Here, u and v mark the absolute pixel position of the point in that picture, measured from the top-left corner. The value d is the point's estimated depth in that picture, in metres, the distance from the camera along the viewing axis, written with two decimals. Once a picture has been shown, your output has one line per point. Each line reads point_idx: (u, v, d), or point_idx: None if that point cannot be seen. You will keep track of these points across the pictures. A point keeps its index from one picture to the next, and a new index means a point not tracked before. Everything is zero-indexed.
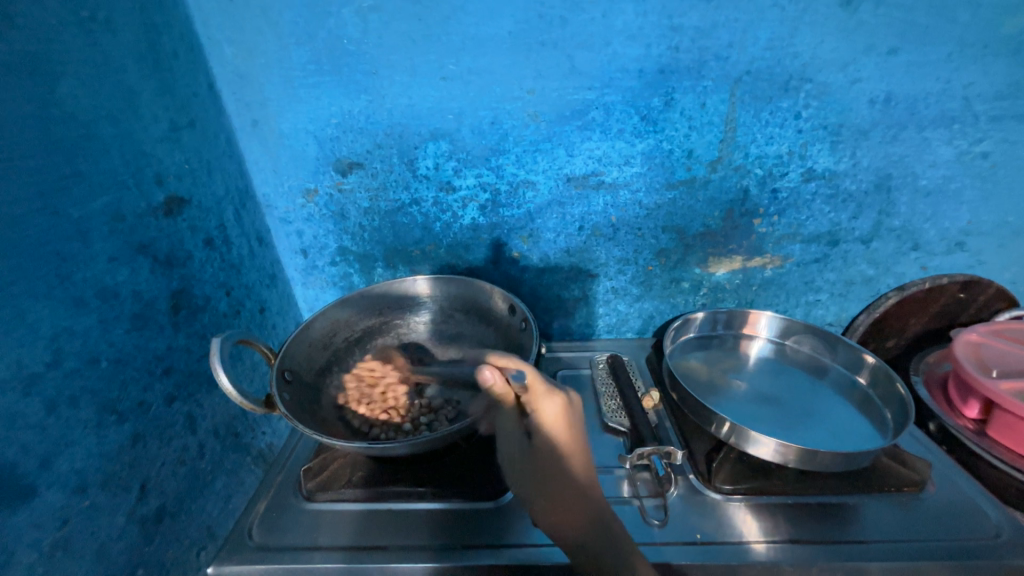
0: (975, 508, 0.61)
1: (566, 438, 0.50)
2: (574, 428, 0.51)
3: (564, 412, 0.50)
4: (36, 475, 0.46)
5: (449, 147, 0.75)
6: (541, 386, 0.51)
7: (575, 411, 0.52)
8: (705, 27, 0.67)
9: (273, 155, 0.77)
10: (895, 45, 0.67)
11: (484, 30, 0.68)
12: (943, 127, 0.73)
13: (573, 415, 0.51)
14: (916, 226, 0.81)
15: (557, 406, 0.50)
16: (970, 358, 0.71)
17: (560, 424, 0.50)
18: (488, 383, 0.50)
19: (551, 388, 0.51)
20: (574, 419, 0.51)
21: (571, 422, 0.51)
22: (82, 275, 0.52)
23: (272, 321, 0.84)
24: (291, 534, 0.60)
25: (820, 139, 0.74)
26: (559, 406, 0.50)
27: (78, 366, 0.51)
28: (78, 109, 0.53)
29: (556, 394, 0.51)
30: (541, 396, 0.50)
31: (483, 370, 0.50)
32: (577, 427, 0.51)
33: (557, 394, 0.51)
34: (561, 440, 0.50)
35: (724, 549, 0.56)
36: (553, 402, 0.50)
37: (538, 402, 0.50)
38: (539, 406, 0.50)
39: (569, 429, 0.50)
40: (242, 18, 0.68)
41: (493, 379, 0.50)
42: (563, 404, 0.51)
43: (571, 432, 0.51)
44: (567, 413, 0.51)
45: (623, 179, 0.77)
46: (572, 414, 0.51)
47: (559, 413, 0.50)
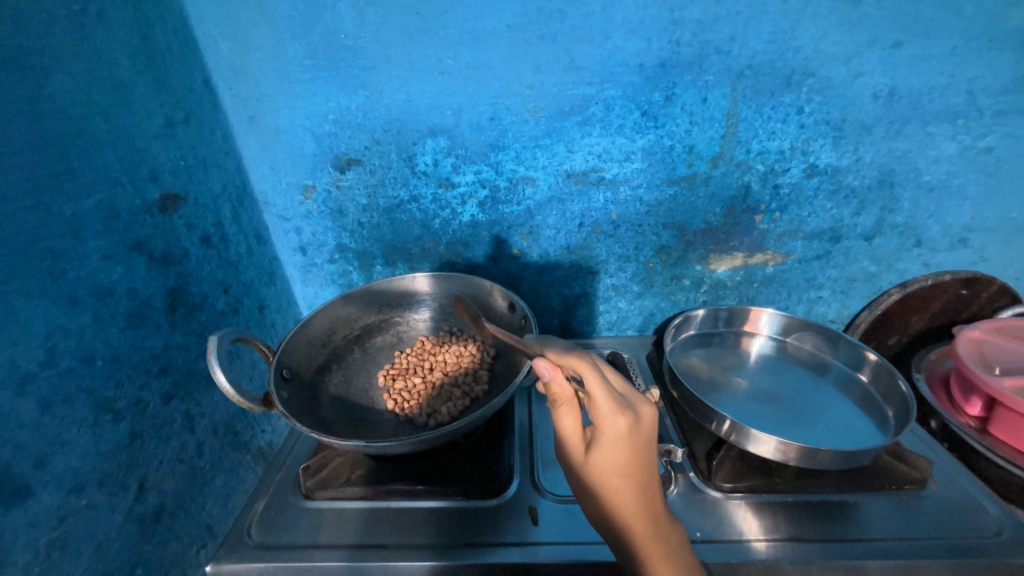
0: (977, 505, 0.61)
1: (624, 460, 0.46)
2: (639, 447, 0.47)
3: (627, 435, 0.46)
4: (32, 474, 0.46)
5: (448, 143, 0.74)
6: (606, 403, 0.45)
7: (645, 433, 0.47)
8: (707, 21, 0.66)
9: (271, 152, 0.76)
10: (899, 38, 0.67)
11: (483, 24, 0.67)
12: (948, 122, 0.72)
13: (640, 437, 0.46)
14: (919, 222, 0.80)
15: (621, 427, 0.46)
16: (972, 356, 0.71)
17: (619, 446, 0.46)
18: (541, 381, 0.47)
19: (617, 407, 0.45)
20: (641, 441, 0.47)
21: (634, 444, 0.46)
22: (76, 274, 0.51)
23: (271, 319, 0.84)
24: (291, 533, 0.60)
25: (822, 135, 0.73)
26: (623, 427, 0.45)
27: (73, 366, 0.51)
28: (70, 105, 0.52)
29: (621, 416, 0.45)
30: (603, 415, 0.46)
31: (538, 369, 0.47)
32: (641, 449, 0.47)
33: (623, 415, 0.45)
34: (620, 460, 0.47)
35: (725, 547, 0.56)
36: (616, 423, 0.45)
37: (598, 419, 0.46)
38: (600, 423, 0.46)
39: (632, 451, 0.46)
40: (237, 12, 0.67)
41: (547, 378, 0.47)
42: (627, 427, 0.46)
43: (634, 454, 0.47)
44: (630, 435, 0.46)
45: (623, 175, 0.76)
46: (638, 435, 0.46)
47: (622, 434, 0.46)
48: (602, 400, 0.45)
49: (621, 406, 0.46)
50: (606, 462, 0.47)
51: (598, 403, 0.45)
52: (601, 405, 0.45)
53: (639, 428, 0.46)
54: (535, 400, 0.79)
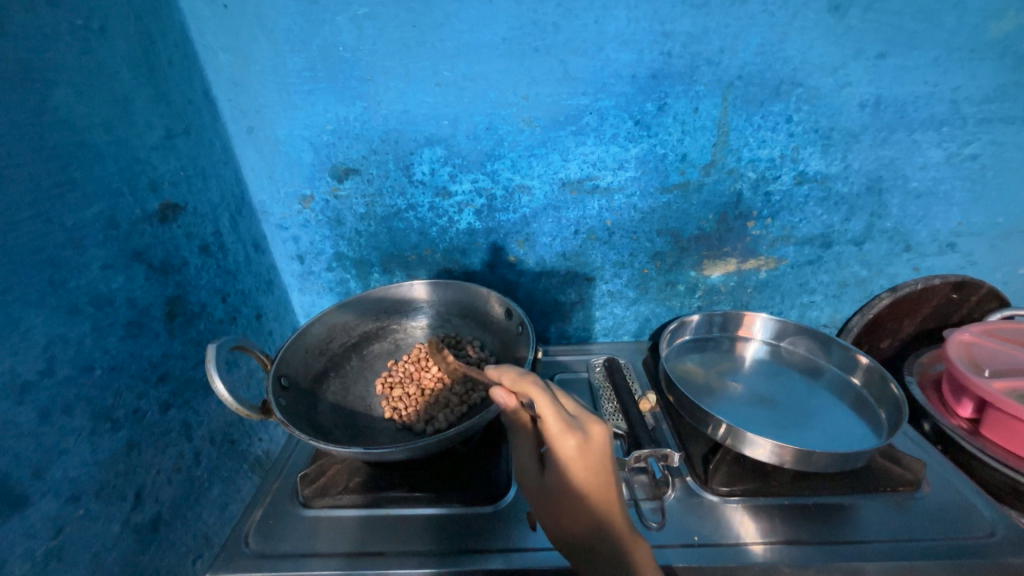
0: (970, 507, 0.61)
1: (578, 478, 0.48)
2: (592, 468, 0.48)
3: (579, 454, 0.47)
4: (30, 483, 0.46)
5: (444, 152, 0.76)
6: (556, 423, 0.47)
7: (597, 452, 0.48)
8: (697, 33, 0.67)
9: (269, 161, 0.77)
10: (884, 49, 0.68)
11: (479, 37, 0.68)
12: (933, 130, 0.74)
13: (593, 455, 0.48)
14: (908, 227, 0.82)
15: (571, 447, 0.47)
16: (963, 358, 0.72)
17: (572, 465, 0.48)
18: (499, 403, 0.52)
19: (567, 425, 0.47)
20: (594, 461, 0.48)
21: (589, 462, 0.48)
22: (76, 283, 0.52)
23: (269, 327, 0.84)
24: (288, 542, 0.60)
25: (812, 143, 0.74)
26: (573, 447, 0.47)
27: (72, 374, 0.51)
28: (72, 117, 0.53)
29: (570, 436, 0.47)
30: (553, 437, 0.48)
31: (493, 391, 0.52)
32: (596, 467, 0.48)
33: (574, 435, 0.47)
34: (573, 478, 0.48)
35: (722, 551, 0.56)
36: (567, 443, 0.47)
37: (552, 439, 0.48)
38: (555, 445, 0.48)
39: (585, 470, 0.48)
40: (238, 25, 0.68)
41: (504, 399, 0.52)
42: (578, 446, 0.47)
43: (590, 472, 0.48)
44: (581, 453, 0.47)
45: (617, 183, 0.78)
46: (589, 455, 0.48)
47: (572, 454, 0.48)
48: (551, 422, 0.47)
49: (570, 425, 0.48)
50: (563, 479, 0.49)
51: (549, 424, 0.48)
52: (551, 426, 0.48)
53: (590, 448, 0.48)
54: None
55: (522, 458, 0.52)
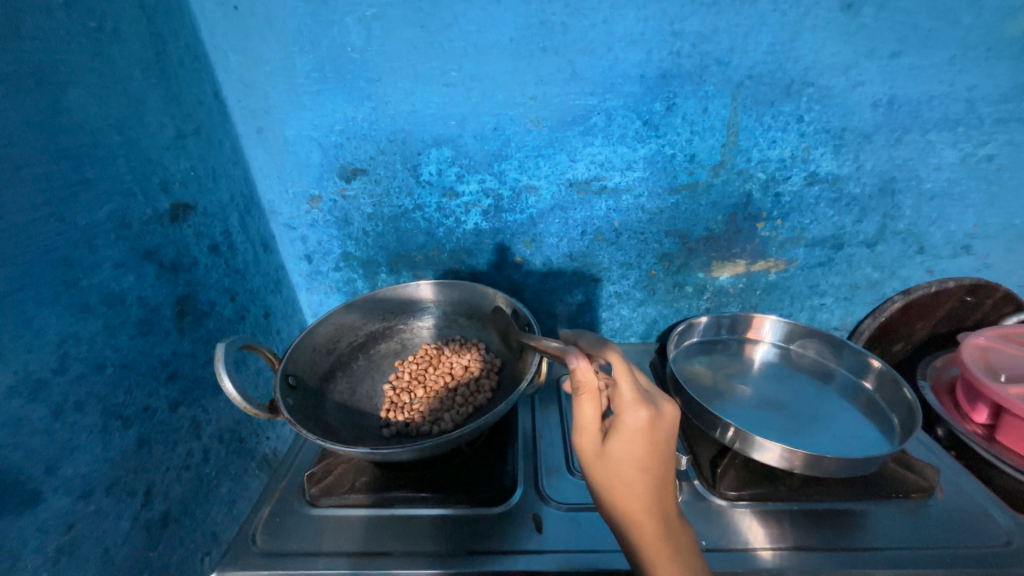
0: (985, 514, 0.60)
1: (640, 453, 0.46)
2: (657, 446, 0.46)
3: (648, 428, 0.46)
4: (42, 479, 0.47)
5: (452, 153, 0.76)
6: (631, 394, 0.46)
7: (666, 428, 0.46)
8: (706, 32, 0.67)
9: (278, 161, 0.78)
10: (897, 48, 0.67)
11: (487, 37, 0.68)
12: (947, 130, 0.72)
13: (663, 430, 0.46)
14: (922, 229, 0.80)
15: (641, 421, 0.46)
16: (977, 363, 0.71)
17: (638, 440, 0.46)
18: (572, 367, 0.47)
19: (640, 397, 0.46)
20: (660, 438, 0.46)
21: (656, 438, 0.46)
22: (88, 282, 0.52)
23: (277, 326, 0.85)
24: (296, 540, 0.60)
25: (823, 143, 0.73)
26: (643, 421, 0.46)
27: (84, 372, 0.51)
28: (86, 118, 0.53)
29: (643, 409, 0.46)
30: (624, 405, 0.46)
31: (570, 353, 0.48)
32: (661, 444, 0.47)
33: (645, 409, 0.46)
34: (636, 453, 0.46)
35: (730, 556, 0.56)
36: (637, 415, 0.46)
37: (620, 410, 0.46)
38: (623, 416, 0.46)
39: (649, 447, 0.46)
40: (248, 27, 0.69)
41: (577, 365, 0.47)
42: (648, 420, 0.46)
43: (653, 449, 0.46)
44: (650, 429, 0.46)
45: (625, 184, 0.77)
46: (658, 431, 0.46)
47: (641, 428, 0.46)
48: (625, 389, 0.46)
49: (643, 398, 0.46)
50: (625, 453, 0.46)
51: (623, 395, 0.46)
52: (624, 393, 0.46)
53: (659, 425, 0.46)
54: (538, 406, 0.79)
55: (580, 425, 0.49)
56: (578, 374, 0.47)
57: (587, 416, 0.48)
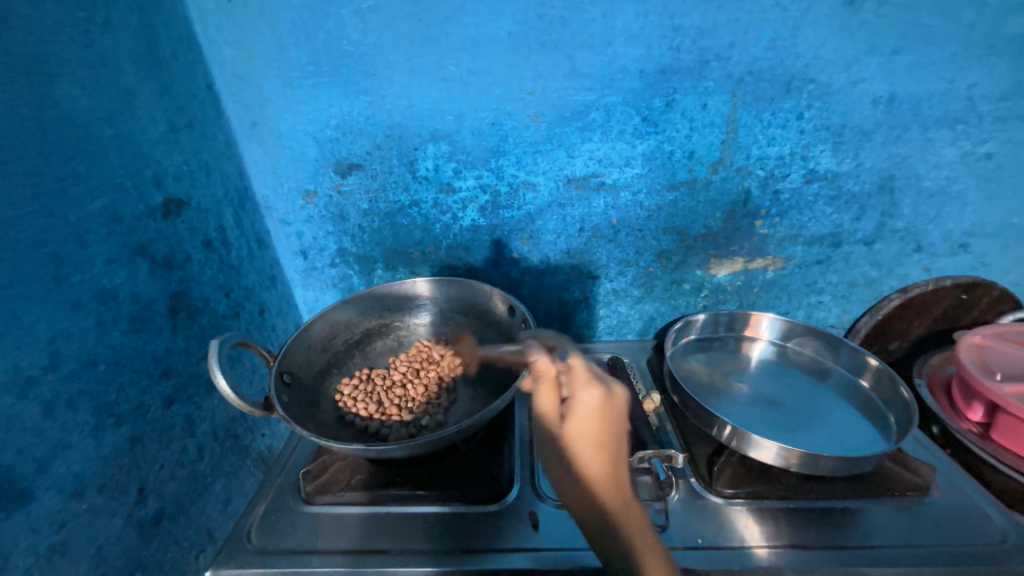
0: (980, 513, 0.60)
1: (594, 431, 0.49)
2: (609, 425, 0.50)
3: (598, 409, 0.50)
4: (34, 478, 0.46)
5: (449, 148, 0.75)
6: (584, 375, 0.52)
7: (619, 406, 0.51)
8: (707, 27, 0.66)
9: (273, 156, 0.77)
10: (898, 45, 0.67)
11: (485, 31, 0.67)
12: (947, 128, 0.72)
13: (618, 417, 0.51)
14: (920, 228, 0.80)
15: (592, 399, 0.50)
16: (974, 361, 0.71)
17: (592, 417, 0.50)
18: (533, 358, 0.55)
19: (592, 380, 0.51)
20: (610, 418, 0.50)
21: (610, 419, 0.50)
22: (80, 278, 0.51)
23: (272, 323, 0.84)
24: (291, 538, 0.60)
25: (822, 140, 0.73)
26: (594, 399, 0.50)
27: (76, 369, 0.51)
28: (76, 111, 0.52)
29: (594, 389, 0.51)
30: (580, 386, 0.51)
31: (529, 347, 0.56)
32: (614, 426, 0.50)
33: (597, 387, 0.51)
34: (585, 431, 0.49)
35: (726, 554, 0.56)
36: (591, 394, 0.50)
37: (576, 390, 0.51)
38: (577, 396, 0.51)
39: (599, 426, 0.49)
40: (242, 19, 0.68)
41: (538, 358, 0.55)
42: (601, 398, 0.50)
43: (602, 429, 0.49)
44: (600, 406, 0.50)
45: (623, 180, 0.77)
46: (608, 410, 0.50)
47: (592, 406, 0.50)
48: (581, 372, 0.52)
49: (596, 380, 0.52)
50: (578, 433, 0.49)
51: (577, 377, 0.52)
52: (579, 375, 0.52)
53: (611, 403, 0.51)
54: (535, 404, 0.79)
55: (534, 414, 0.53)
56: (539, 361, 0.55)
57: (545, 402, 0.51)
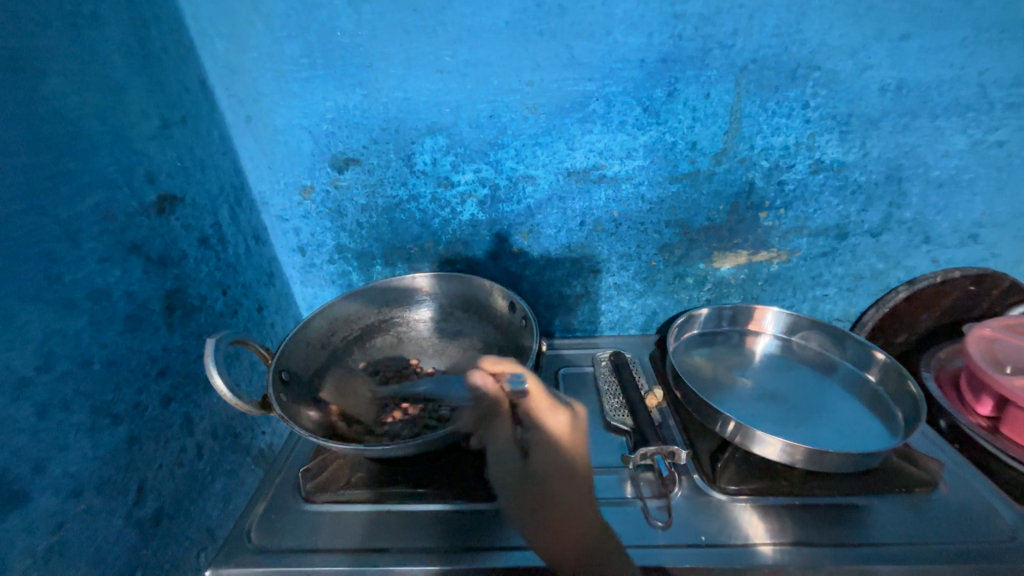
0: (989, 509, 0.59)
1: (558, 452, 0.60)
2: (578, 444, 0.62)
3: (568, 428, 0.63)
4: (29, 480, 0.46)
5: (446, 141, 0.74)
6: (545, 401, 0.63)
7: (581, 426, 0.64)
8: (710, 14, 0.64)
9: (268, 151, 0.76)
10: (908, 30, 0.65)
11: (482, 21, 0.66)
12: (958, 116, 0.70)
13: (576, 436, 0.63)
14: (928, 218, 0.78)
15: (560, 423, 0.63)
16: (983, 354, 0.70)
17: (557, 440, 0.61)
18: (482, 388, 0.64)
19: (554, 405, 0.63)
20: (575, 439, 0.62)
21: (574, 434, 0.63)
22: (72, 277, 0.51)
23: (270, 320, 0.83)
24: (292, 536, 0.60)
25: (829, 130, 0.71)
26: (561, 422, 0.63)
27: (70, 369, 0.50)
28: (66, 107, 0.51)
29: (559, 414, 0.63)
30: (544, 412, 0.63)
31: (474, 377, 0.66)
32: (577, 443, 0.62)
33: (560, 411, 0.63)
34: (552, 452, 0.60)
35: (731, 552, 0.55)
36: (556, 419, 0.63)
37: (541, 417, 0.63)
38: (542, 423, 0.62)
39: (567, 447, 0.61)
40: (234, 11, 0.66)
41: (485, 383, 0.65)
42: (564, 420, 0.63)
43: (569, 447, 0.61)
44: (569, 427, 0.62)
45: (624, 172, 0.75)
46: (573, 430, 0.63)
47: (559, 429, 0.62)
48: (543, 402, 0.63)
49: (558, 405, 0.64)
50: (544, 457, 0.60)
51: (541, 406, 0.63)
52: (541, 404, 0.63)
53: (574, 424, 0.63)
54: None
55: (502, 448, 0.62)
56: (489, 389, 0.64)
57: (507, 432, 0.63)
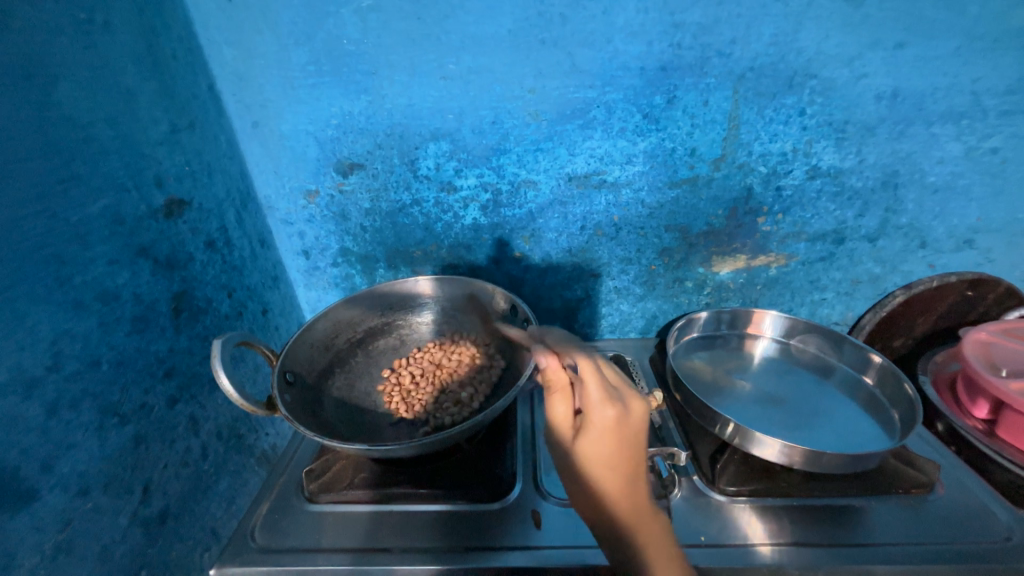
0: (985, 509, 0.60)
1: (608, 447, 0.49)
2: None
3: (615, 425, 0.49)
4: (38, 478, 0.47)
5: (449, 147, 0.75)
6: (598, 391, 0.50)
7: (633, 426, 0.50)
8: (708, 23, 0.66)
9: (274, 156, 0.77)
10: (902, 39, 0.66)
11: (485, 29, 0.67)
12: (952, 123, 0.71)
13: (630, 432, 0.50)
14: (924, 224, 0.79)
15: (609, 418, 0.49)
16: (979, 358, 0.71)
17: (606, 435, 0.49)
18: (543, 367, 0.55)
19: (606, 397, 0.50)
20: (627, 435, 0.49)
21: (626, 433, 0.49)
22: (82, 279, 0.52)
23: (275, 322, 0.84)
24: (295, 536, 0.60)
25: (825, 136, 0.73)
26: (610, 418, 0.49)
27: (79, 369, 0.51)
28: (77, 112, 0.53)
29: (609, 407, 0.49)
30: (592, 404, 0.50)
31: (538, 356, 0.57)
32: (629, 441, 0.49)
33: (611, 406, 0.49)
34: (597, 449, 0.49)
35: (729, 552, 0.56)
36: (604, 413, 0.49)
37: (588, 407, 0.50)
38: (591, 413, 0.50)
39: (613, 443, 0.49)
40: (242, 19, 0.68)
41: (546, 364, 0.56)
42: (615, 417, 0.49)
43: (617, 445, 0.49)
44: (617, 425, 0.49)
45: (625, 178, 0.76)
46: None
47: (608, 424, 0.49)
48: (593, 389, 0.50)
49: (610, 397, 0.50)
50: (590, 451, 0.49)
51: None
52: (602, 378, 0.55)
53: (627, 421, 0.50)
54: (537, 402, 0.79)
55: None
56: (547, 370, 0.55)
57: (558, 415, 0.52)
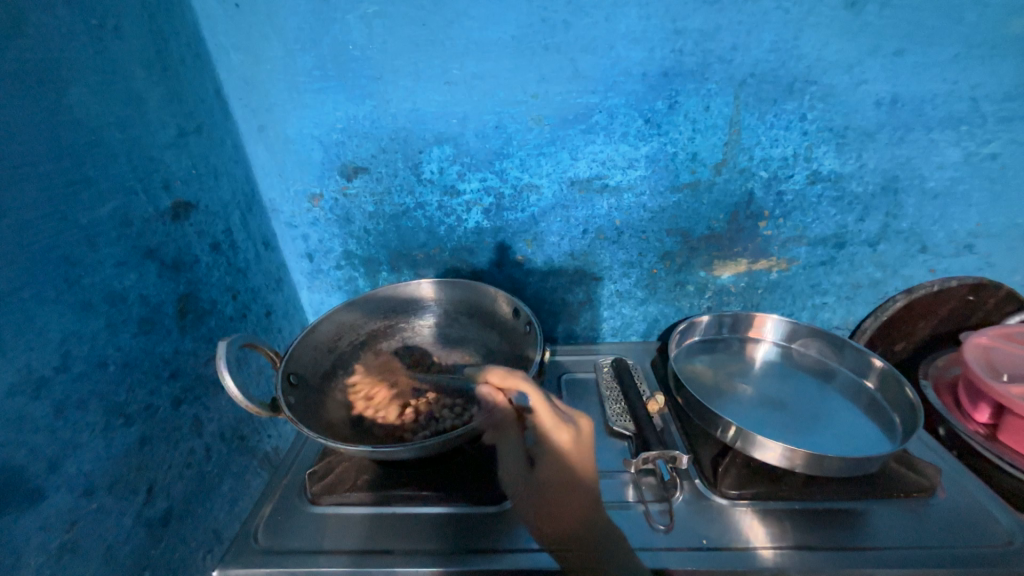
0: (987, 513, 0.60)
1: (565, 470, 0.61)
2: (583, 452, 0.63)
3: (569, 448, 0.62)
4: (44, 477, 0.47)
5: (453, 151, 0.75)
6: (549, 417, 0.62)
7: (585, 444, 0.63)
8: (709, 30, 0.67)
9: (279, 159, 0.78)
10: (901, 46, 0.67)
11: (488, 35, 0.68)
12: (951, 129, 0.72)
13: (579, 451, 0.63)
14: (925, 228, 0.80)
15: (563, 441, 0.62)
16: (980, 362, 0.71)
17: (562, 457, 0.62)
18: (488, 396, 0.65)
19: (559, 422, 0.62)
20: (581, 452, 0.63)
21: (579, 452, 0.62)
22: (90, 280, 0.52)
23: (278, 324, 0.85)
24: (298, 538, 0.61)
25: (826, 141, 0.73)
26: (564, 441, 0.62)
27: (87, 369, 0.51)
28: (88, 117, 0.53)
29: (563, 433, 0.62)
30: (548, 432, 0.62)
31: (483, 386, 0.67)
32: (583, 457, 0.63)
33: (565, 431, 0.62)
34: (560, 471, 0.61)
35: (731, 555, 0.56)
36: (560, 438, 0.62)
37: (545, 434, 0.63)
38: (549, 439, 0.62)
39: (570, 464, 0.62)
40: (249, 25, 0.69)
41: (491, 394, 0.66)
42: (569, 440, 0.62)
43: (575, 463, 0.62)
44: (572, 447, 0.62)
45: (626, 182, 0.77)
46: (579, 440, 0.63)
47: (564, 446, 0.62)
48: (548, 421, 0.62)
49: (563, 423, 0.63)
50: (550, 472, 0.61)
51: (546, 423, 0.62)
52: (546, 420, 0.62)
53: (579, 441, 0.63)
54: None
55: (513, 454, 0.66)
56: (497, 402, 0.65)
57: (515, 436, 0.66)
